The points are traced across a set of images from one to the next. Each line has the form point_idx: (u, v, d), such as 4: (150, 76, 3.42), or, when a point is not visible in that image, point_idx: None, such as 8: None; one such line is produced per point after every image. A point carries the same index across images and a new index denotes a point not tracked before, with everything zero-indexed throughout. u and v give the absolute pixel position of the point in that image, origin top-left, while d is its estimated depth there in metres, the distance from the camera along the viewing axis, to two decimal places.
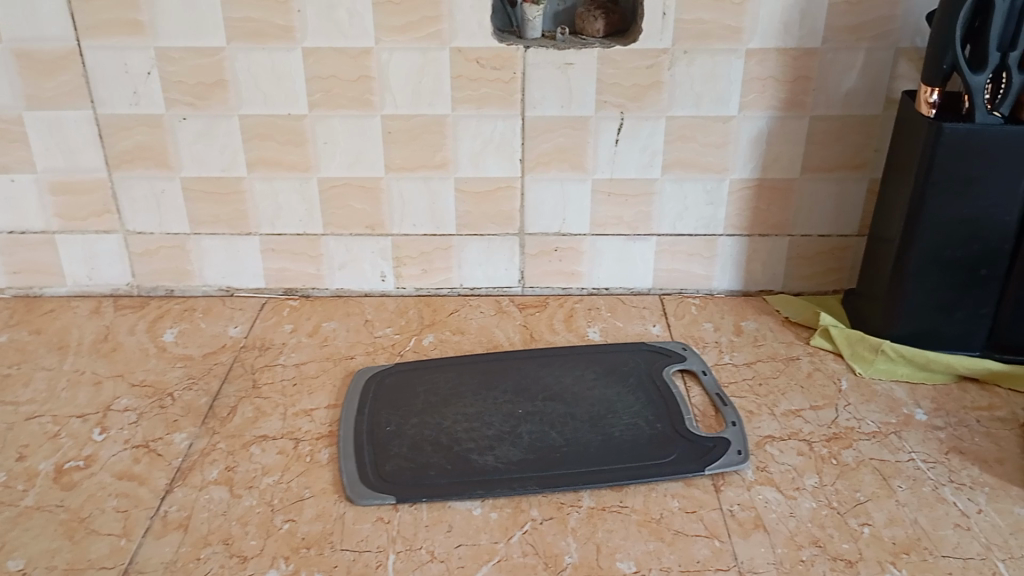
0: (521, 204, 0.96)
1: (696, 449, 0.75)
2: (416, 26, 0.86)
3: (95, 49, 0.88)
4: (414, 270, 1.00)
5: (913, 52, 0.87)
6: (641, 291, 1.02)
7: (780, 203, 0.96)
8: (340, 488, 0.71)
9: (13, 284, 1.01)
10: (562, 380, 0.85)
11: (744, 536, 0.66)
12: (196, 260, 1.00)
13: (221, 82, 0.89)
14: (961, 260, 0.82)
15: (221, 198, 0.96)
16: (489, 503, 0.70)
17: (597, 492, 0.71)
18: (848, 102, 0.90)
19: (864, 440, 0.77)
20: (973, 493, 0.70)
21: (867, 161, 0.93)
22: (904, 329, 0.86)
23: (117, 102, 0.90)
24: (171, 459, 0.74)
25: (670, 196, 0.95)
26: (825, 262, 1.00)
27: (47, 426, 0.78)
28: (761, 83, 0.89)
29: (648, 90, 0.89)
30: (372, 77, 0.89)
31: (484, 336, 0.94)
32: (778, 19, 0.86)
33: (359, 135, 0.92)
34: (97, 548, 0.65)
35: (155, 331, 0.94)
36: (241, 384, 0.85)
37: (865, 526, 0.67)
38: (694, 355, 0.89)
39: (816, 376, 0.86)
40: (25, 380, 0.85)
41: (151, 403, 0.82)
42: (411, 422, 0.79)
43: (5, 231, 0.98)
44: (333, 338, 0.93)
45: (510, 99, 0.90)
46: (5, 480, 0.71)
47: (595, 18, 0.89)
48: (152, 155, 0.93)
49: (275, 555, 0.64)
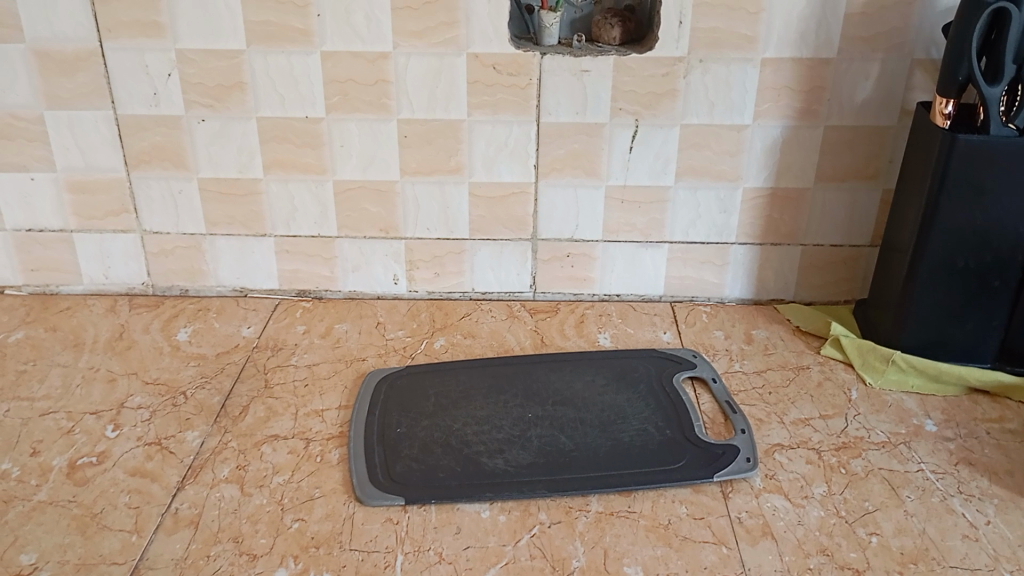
0: (534, 209, 0.96)
1: (704, 456, 0.75)
2: (433, 31, 0.87)
3: (115, 50, 0.89)
4: (426, 273, 1.01)
5: (928, 62, 0.87)
6: (652, 298, 1.02)
7: (792, 212, 0.96)
8: (349, 488, 0.72)
9: (31, 282, 1.02)
10: (571, 385, 0.85)
11: (752, 544, 0.66)
12: (211, 260, 1.01)
13: (240, 84, 0.90)
14: (974, 271, 0.82)
15: (237, 199, 0.97)
16: (497, 505, 0.70)
17: (605, 497, 0.71)
18: (862, 112, 0.90)
19: (874, 450, 0.77)
20: (982, 505, 0.70)
21: (880, 171, 0.93)
22: (915, 339, 0.86)
23: (135, 103, 0.91)
24: (183, 457, 0.75)
25: (683, 203, 0.96)
26: (837, 271, 1.00)
27: (61, 422, 0.79)
28: (774, 92, 0.89)
29: (662, 98, 0.90)
30: (389, 81, 0.89)
31: (495, 340, 0.94)
32: (792, 28, 0.86)
33: (376, 138, 0.93)
34: (109, 543, 0.65)
35: (169, 330, 0.95)
36: (253, 383, 0.86)
37: (873, 536, 0.67)
38: (704, 363, 0.89)
39: (826, 386, 0.86)
40: (40, 377, 0.86)
41: (163, 402, 0.83)
42: (421, 423, 0.79)
43: (24, 229, 0.99)
44: (344, 340, 0.94)
45: (525, 105, 0.90)
46: (19, 475, 0.72)
47: (611, 25, 0.90)
48: (170, 155, 0.94)
49: (284, 553, 0.65)
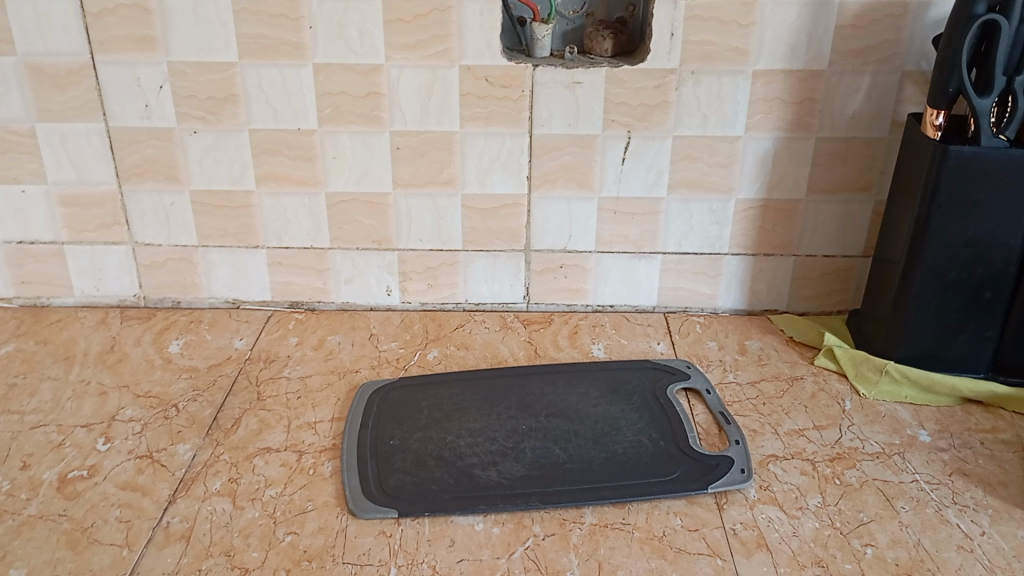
0: (527, 221, 0.96)
1: (699, 467, 0.75)
2: (426, 44, 0.87)
3: (109, 63, 0.89)
4: (419, 285, 1.01)
5: (919, 75, 0.88)
6: (646, 309, 1.02)
7: (785, 223, 0.96)
8: (342, 502, 0.71)
9: (21, 294, 1.02)
10: (565, 398, 0.85)
11: (746, 556, 0.66)
12: (203, 272, 1.00)
13: (233, 96, 0.90)
14: (965, 282, 0.82)
15: (230, 211, 0.96)
16: (491, 518, 0.70)
17: (599, 509, 0.71)
18: (854, 124, 0.91)
19: (868, 461, 0.77)
20: (976, 515, 0.70)
21: (872, 183, 0.94)
22: (907, 350, 0.86)
23: (128, 115, 0.91)
24: (175, 470, 0.74)
25: (676, 214, 0.96)
26: (830, 282, 1.00)
27: (51, 437, 0.79)
28: (766, 104, 0.90)
29: (654, 110, 0.90)
30: (382, 94, 0.90)
31: (489, 352, 0.94)
32: (783, 41, 0.87)
33: (370, 151, 0.93)
34: (100, 559, 0.65)
35: (161, 342, 0.95)
36: (245, 396, 0.85)
37: (868, 547, 0.67)
38: (697, 373, 0.89)
39: (820, 396, 0.86)
40: (31, 391, 0.86)
41: (155, 415, 0.82)
42: (414, 436, 0.79)
43: (15, 242, 0.99)
44: (337, 351, 0.94)
45: (518, 117, 0.91)
46: (8, 489, 0.72)
47: (603, 38, 0.91)
48: (162, 168, 0.94)
49: (277, 567, 0.64)
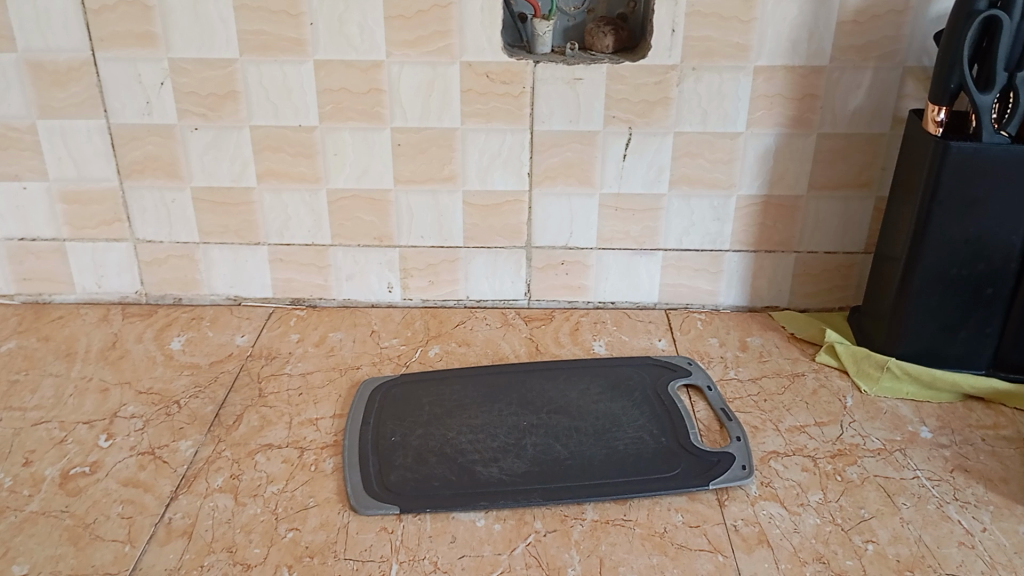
0: (528, 217, 0.96)
1: (700, 464, 0.75)
2: (427, 41, 0.87)
3: (109, 60, 0.89)
4: (420, 282, 1.01)
5: (920, 71, 0.88)
6: (647, 306, 1.02)
7: (786, 220, 0.96)
8: (343, 498, 0.71)
9: (23, 291, 1.02)
10: (566, 394, 0.85)
11: (748, 552, 0.66)
12: (204, 269, 1.00)
13: (234, 93, 0.90)
14: (966, 278, 0.82)
15: (230, 208, 0.96)
16: (492, 515, 0.70)
17: (600, 505, 0.71)
18: (855, 120, 0.90)
19: (869, 457, 0.77)
20: (977, 512, 0.70)
21: (873, 179, 0.94)
22: (909, 347, 0.86)
23: (129, 112, 0.91)
24: (176, 467, 0.74)
25: (677, 211, 0.96)
26: (831, 279, 1.00)
27: (53, 433, 0.79)
28: (767, 101, 0.90)
29: (655, 106, 0.90)
30: (383, 91, 0.90)
31: (490, 349, 0.94)
32: (784, 37, 0.87)
33: (371, 148, 0.93)
34: (102, 555, 0.65)
35: (162, 339, 0.95)
36: (247, 393, 0.85)
37: (869, 543, 0.67)
38: (698, 370, 0.89)
39: (822, 393, 0.86)
40: (33, 388, 0.86)
41: (157, 411, 0.82)
42: (415, 433, 0.79)
43: (16, 239, 0.99)
44: (339, 348, 0.94)
45: (519, 114, 0.91)
46: (11, 485, 0.72)
47: (604, 34, 0.90)
48: (163, 165, 0.94)
49: (278, 563, 0.64)
